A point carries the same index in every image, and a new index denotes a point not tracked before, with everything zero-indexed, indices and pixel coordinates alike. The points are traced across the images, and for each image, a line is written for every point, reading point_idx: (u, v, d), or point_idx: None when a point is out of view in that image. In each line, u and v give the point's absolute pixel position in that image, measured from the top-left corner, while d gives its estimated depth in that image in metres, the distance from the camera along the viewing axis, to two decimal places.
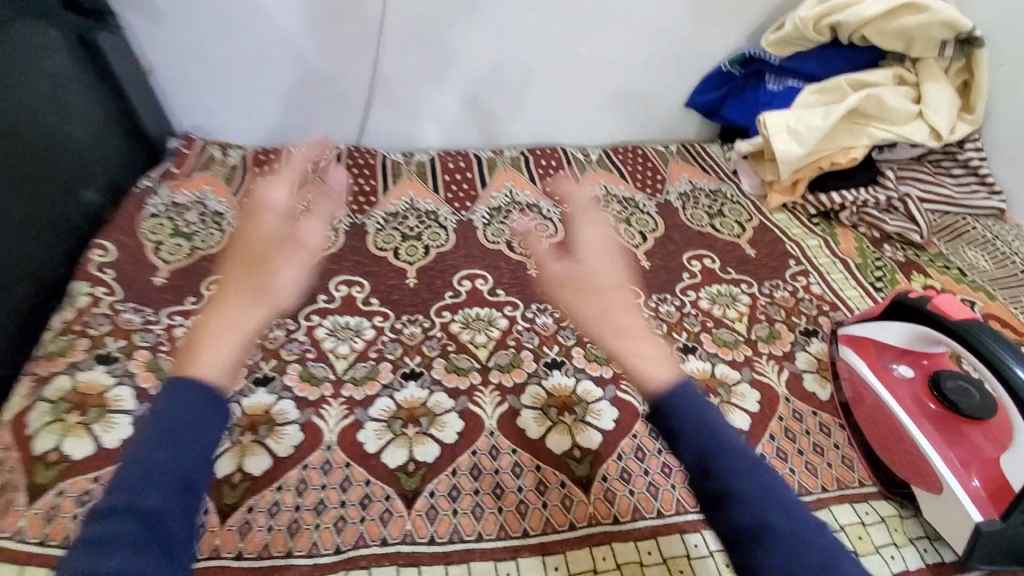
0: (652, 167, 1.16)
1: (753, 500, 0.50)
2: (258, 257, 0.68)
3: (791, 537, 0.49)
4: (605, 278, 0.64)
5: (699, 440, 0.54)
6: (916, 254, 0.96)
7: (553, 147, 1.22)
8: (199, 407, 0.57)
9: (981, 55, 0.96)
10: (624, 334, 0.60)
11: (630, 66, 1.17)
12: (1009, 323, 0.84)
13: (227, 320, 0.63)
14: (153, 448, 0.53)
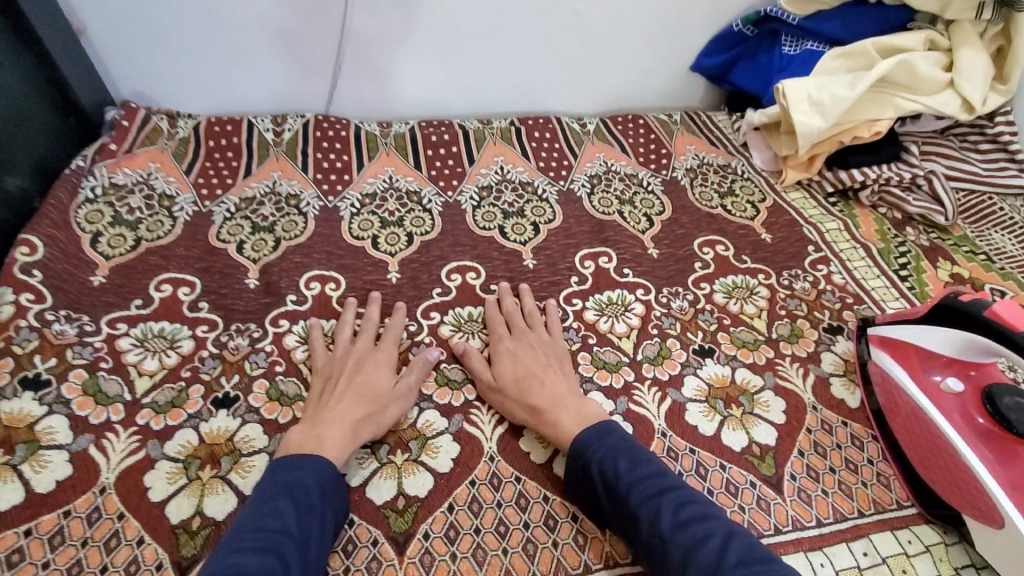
0: (656, 139, 1.06)
1: (648, 518, 0.49)
2: (364, 367, 0.63)
3: (687, 549, 0.46)
4: (516, 363, 0.64)
5: (598, 466, 0.53)
6: (940, 237, 0.89)
7: (546, 116, 1.10)
8: (327, 492, 0.51)
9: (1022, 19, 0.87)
10: (546, 414, 0.59)
11: (633, 26, 1.05)
12: None
13: (346, 420, 0.56)
14: (269, 522, 0.46)
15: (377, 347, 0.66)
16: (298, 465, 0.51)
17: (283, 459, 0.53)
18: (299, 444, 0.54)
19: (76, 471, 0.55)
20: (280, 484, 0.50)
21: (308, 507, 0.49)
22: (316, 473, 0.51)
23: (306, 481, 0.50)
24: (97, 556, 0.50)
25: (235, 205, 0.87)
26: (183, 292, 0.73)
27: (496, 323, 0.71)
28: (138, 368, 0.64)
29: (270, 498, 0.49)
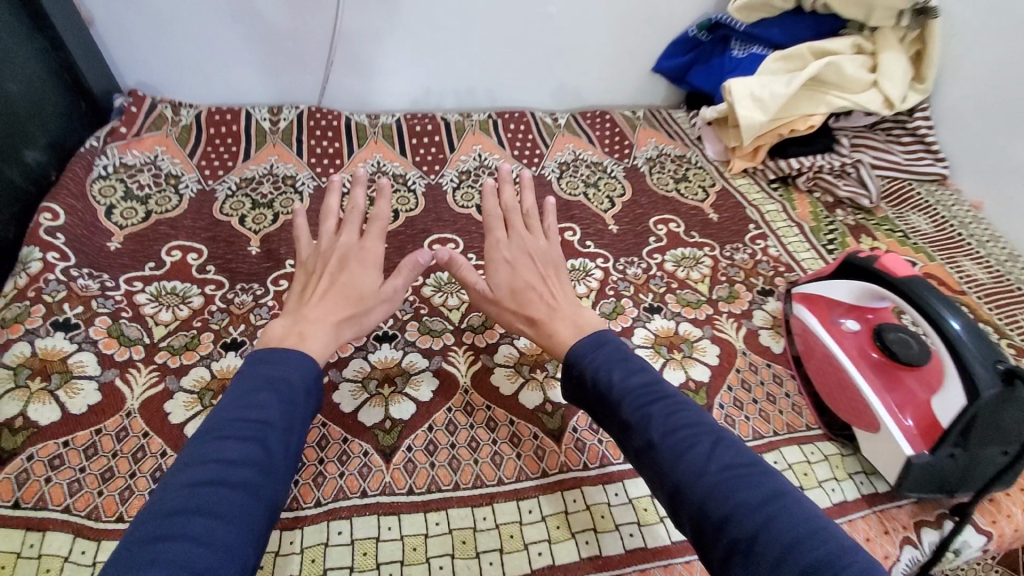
0: (620, 133, 1.17)
1: (645, 424, 0.56)
2: (349, 266, 0.70)
3: (674, 453, 0.53)
4: (512, 272, 0.73)
5: (602, 378, 0.60)
6: (865, 218, 1.02)
7: (521, 111, 1.21)
8: (307, 387, 0.57)
9: (935, 26, 1.00)
10: (543, 324, 0.68)
11: (600, 30, 1.17)
12: (945, 283, 0.89)
13: (328, 321, 0.64)
14: (254, 415, 0.52)
15: (361, 242, 0.72)
16: (281, 359, 0.57)
17: (265, 354, 0.57)
18: (283, 336, 0.61)
19: (105, 397, 0.63)
20: (263, 378, 0.55)
21: (291, 401, 0.54)
22: (298, 371, 0.57)
23: (289, 378, 0.56)
24: (127, 465, 0.59)
25: (236, 184, 0.96)
26: (192, 257, 0.82)
27: (496, 221, 0.78)
28: (155, 317, 0.72)
29: (254, 390, 0.54)
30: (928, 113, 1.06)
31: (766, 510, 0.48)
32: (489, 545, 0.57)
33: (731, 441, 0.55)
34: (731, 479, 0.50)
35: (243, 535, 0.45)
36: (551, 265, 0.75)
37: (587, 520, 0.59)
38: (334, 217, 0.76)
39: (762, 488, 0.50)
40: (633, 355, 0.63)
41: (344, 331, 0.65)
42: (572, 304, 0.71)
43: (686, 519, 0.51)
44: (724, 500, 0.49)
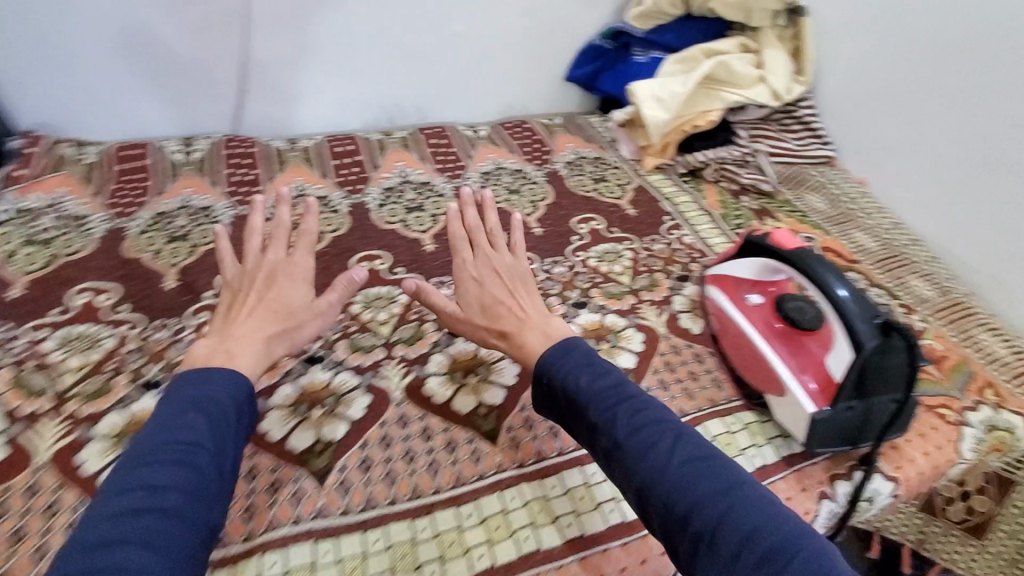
0: (540, 140, 1.22)
1: (612, 422, 0.58)
2: (278, 282, 0.69)
3: (639, 451, 0.55)
4: (474, 292, 0.73)
5: (567, 380, 0.62)
6: (767, 201, 1.09)
7: (442, 126, 1.23)
8: (236, 404, 0.57)
9: (807, 23, 1.11)
10: (513, 335, 0.69)
11: (511, 44, 1.22)
12: (841, 254, 0.97)
13: (258, 335, 0.64)
14: (180, 437, 0.51)
15: (289, 258, 0.71)
16: (210, 379, 0.57)
17: (195, 374, 0.57)
18: (208, 357, 0.61)
19: (9, 456, 0.60)
20: (189, 399, 0.55)
21: (220, 421, 0.55)
22: (227, 389, 0.57)
23: (218, 397, 0.56)
24: (37, 523, 0.55)
25: (149, 220, 0.92)
26: (103, 297, 0.78)
27: (461, 241, 0.77)
28: (64, 364, 0.69)
29: (180, 411, 0.54)
30: (812, 103, 1.16)
31: (725, 501, 0.50)
32: (429, 555, 0.57)
33: (693, 436, 0.57)
34: (691, 473, 0.52)
35: (173, 561, 0.45)
36: (523, 278, 0.74)
37: (526, 516, 0.61)
38: (260, 236, 0.73)
39: (721, 480, 0.52)
40: (597, 357, 0.65)
41: (275, 345, 0.65)
42: (540, 312, 0.72)
43: (654, 515, 0.53)
44: (685, 493, 0.51)
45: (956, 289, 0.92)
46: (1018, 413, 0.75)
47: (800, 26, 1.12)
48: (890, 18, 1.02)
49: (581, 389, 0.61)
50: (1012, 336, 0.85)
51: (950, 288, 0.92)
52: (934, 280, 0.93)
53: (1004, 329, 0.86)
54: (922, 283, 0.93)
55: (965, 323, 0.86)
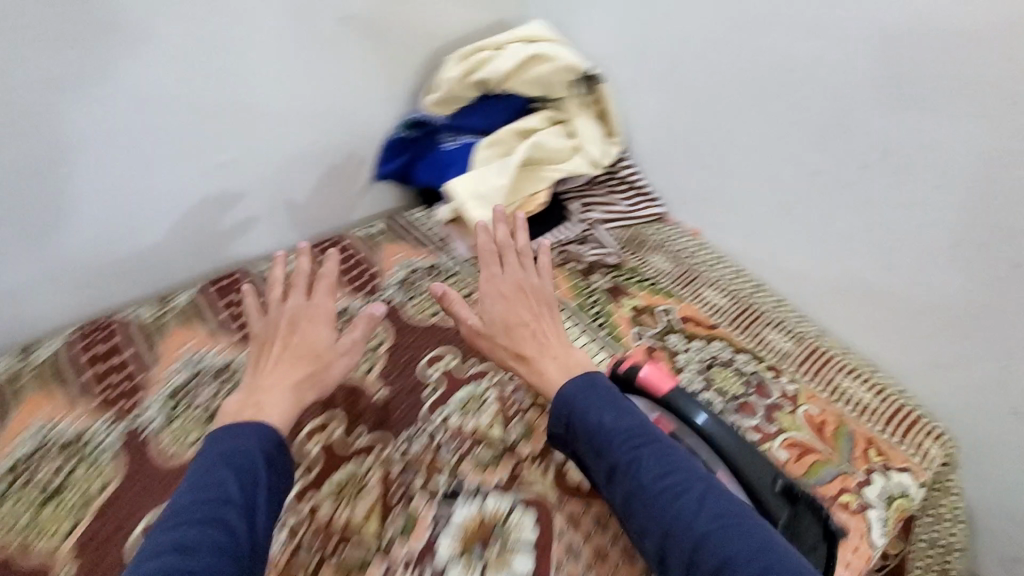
0: (362, 260, 1.04)
1: (628, 462, 0.66)
2: (301, 326, 0.78)
3: (669, 500, 0.63)
4: (497, 310, 0.81)
5: (584, 418, 0.70)
6: (617, 275, 1.03)
7: (237, 272, 1.00)
8: (265, 454, 0.66)
9: (605, 88, 1.06)
10: (534, 361, 0.78)
11: (299, 159, 1.03)
12: (700, 321, 0.95)
13: (287, 383, 0.73)
14: (214, 492, 0.60)
15: (310, 302, 0.80)
16: (240, 433, 0.66)
17: (228, 429, 0.67)
18: (241, 410, 0.70)
19: None
20: (221, 454, 0.64)
21: (249, 473, 0.63)
22: (257, 439, 0.66)
23: (246, 449, 0.65)
24: None
25: None
26: None
27: (490, 257, 0.85)
28: None
29: (212, 470, 0.63)
30: (631, 162, 1.12)
31: (757, 561, 0.58)
32: None
33: (719, 488, 0.65)
34: (720, 530, 0.60)
35: None
36: (546, 305, 0.83)
37: None
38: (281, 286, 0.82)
39: (755, 540, 0.60)
40: (618, 392, 0.73)
41: (306, 392, 0.74)
42: (560, 337, 0.80)
43: (676, 563, 0.61)
44: (720, 548, 0.59)
45: (808, 333, 0.93)
46: (904, 468, 0.75)
47: (599, 91, 1.07)
48: (680, 75, 1.00)
49: (608, 426, 0.69)
50: (868, 373, 0.87)
51: (801, 333, 0.93)
52: (786, 328, 0.93)
53: (860, 367, 0.88)
54: (776, 334, 0.93)
55: (826, 370, 0.87)
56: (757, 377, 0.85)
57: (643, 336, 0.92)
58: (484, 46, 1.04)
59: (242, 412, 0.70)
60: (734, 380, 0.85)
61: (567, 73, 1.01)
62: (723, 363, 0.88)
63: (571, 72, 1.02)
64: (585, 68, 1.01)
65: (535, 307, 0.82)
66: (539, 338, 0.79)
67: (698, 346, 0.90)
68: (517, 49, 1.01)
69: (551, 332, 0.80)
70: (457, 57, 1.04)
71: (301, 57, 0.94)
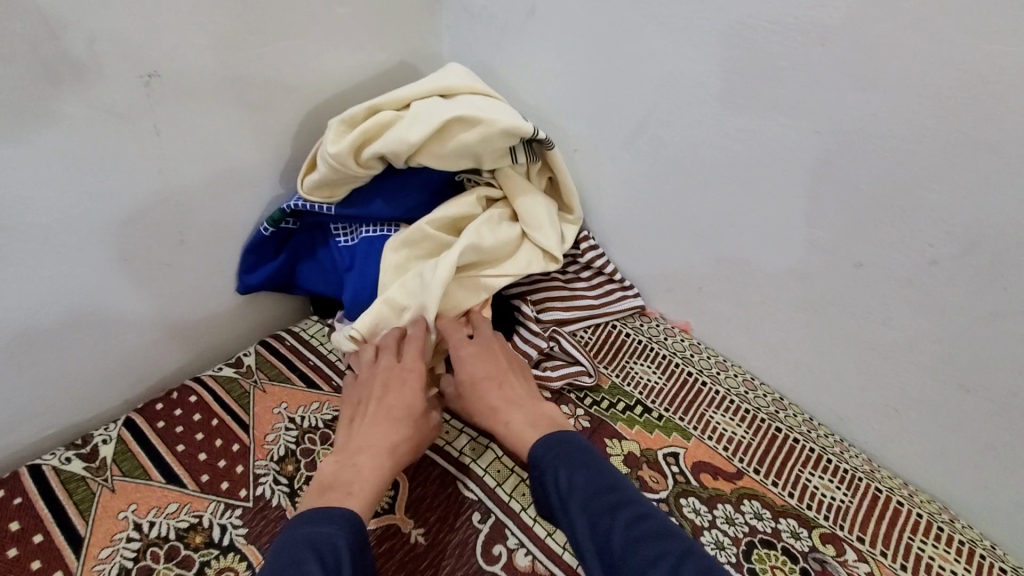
0: (224, 427, 0.72)
1: (599, 532, 0.52)
2: (391, 389, 0.66)
3: (643, 567, 0.48)
4: (469, 366, 0.68)
5: (553, 482, 0.57)
6: (594, 402, 0.76)
7: (17, 475, 0.66)
8: (354, 548, 0.51)
9: (555, 156, 0.78)
10: (501, 413, 0.65)
11: (118, 281, 0.70)
12: (718, 469, 0.69)
13: (380, 452, 0.60)
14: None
15: (402, 363, 0.68)
16: (326, 518, 0.52)
17: (320, 513, 0.53)
18: (336, 475, 0.58)
19: None
20: (307, 540, 0.50)
21: (335, 564, 0.48)
22: (344, 530, 0.52)
23: (332, 538, 0.50)
24: None
25: None
26: None
27: (453, 327, 0.71)
28: None
29: (291, 548, 0.49)
30: (593, 241, 0.87)
31: None
32: None
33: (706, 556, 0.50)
34: None
35: None
36: (520, 363, 0.72)
37: None
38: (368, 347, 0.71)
39: None
40: (596, 453, 0.59)
41: (402, 459, 0.61)
42: (531, 393, 0.68)
43: None
44: None
45: (856, 470, 0.69)
46: None
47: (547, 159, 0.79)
48: (653, 132, 0.73)
49: (567, 484, 0.55)
50: (946, 528, 0.65)
51: (850, 474, 0.69)
52: (829, 467, 0.69)
53: (934, 517, 0.66)
54: (821, 480, 0.68)
55: (896, 531, 0.64)
56: (817, 561, 0.61)
57: None
58: (379, 105, 0.73)
59: (324, 494, 0.57)
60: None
61: (504, 142, 0.73)
62: (765, 540, 0.62)
63: (509, 138, 0.72)
64: (529, 132, 0.72)
65: (510, 362, 0.71)
66: (507, 392, 0.67)
67: (726, 516, 0.64)
68: (431, 109, 0.71)
69: (526, 392, 0.68)
70: (340, 123, 0.72)
71: (81, 146, 0.60)
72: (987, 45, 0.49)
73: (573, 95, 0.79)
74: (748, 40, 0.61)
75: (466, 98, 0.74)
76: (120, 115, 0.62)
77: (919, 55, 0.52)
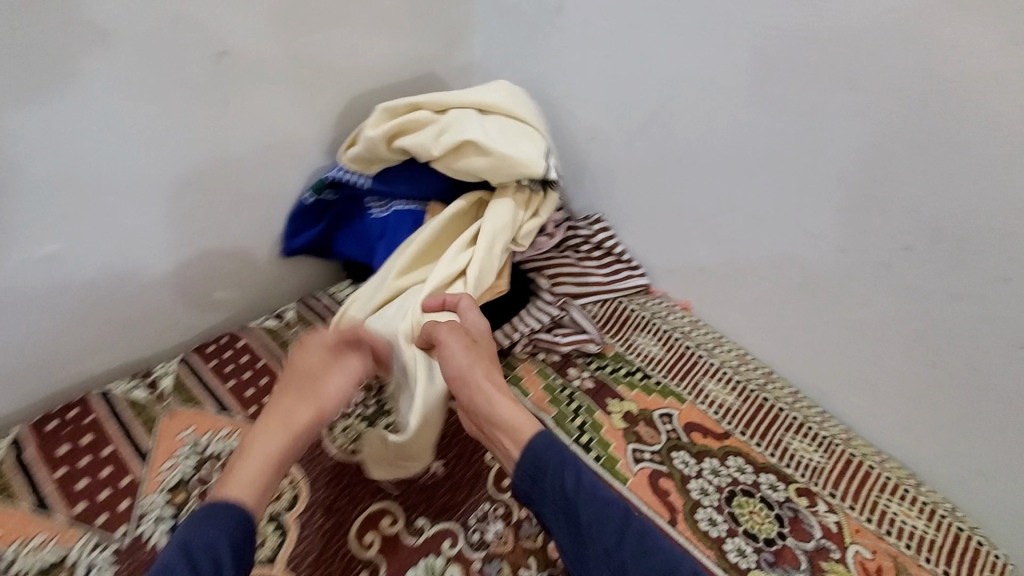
0: (268, 369, 0.81)
1: (605, 534, 0.57)
2: (303, 355, 0.69)
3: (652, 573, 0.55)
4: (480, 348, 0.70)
5: (557, 479, 0.60)
6: (600, 368, 0.84)
7: (89, 397, 0.75)
8: (232, 541, 0.54)
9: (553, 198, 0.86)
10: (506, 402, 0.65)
11: (183, 238, 0.80)
12: (708, 429, 0.77)
13: (269, 432, 0.63)
14: None
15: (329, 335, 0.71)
16: (208, 520, 0.55)
17: (205, 510, 0.56)
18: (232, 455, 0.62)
19: None
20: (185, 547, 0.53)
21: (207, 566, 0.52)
22: (222, 530, 0.54)
23: (204, 537, 0.53)
24: None
25: None
26: None
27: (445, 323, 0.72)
28: None
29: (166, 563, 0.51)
30: (605, 224, 0.95)
31: None
32: None
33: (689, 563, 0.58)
34: None
35: None
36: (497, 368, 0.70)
37: None
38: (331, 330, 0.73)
39: None
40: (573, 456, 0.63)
41: (295, 435, 0.63)
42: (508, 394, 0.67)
43: None
44: None
45: (835, 438, 0.76)
46: None
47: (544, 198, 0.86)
48: (663, 125, 0.81)
49: (573, 488, 0.59)
50: (911, 490, 0.72)
51: (829, 440, 0.76)
52: (810, 433, 0.76)
53: (902, 480, 0.73)
54: (801, 443, 0.75)
55: (865, 490, 0.71)
56: (790, 510, 0.69)
57: (643, 457, 0.73)
58: (421, 104, 0.82)
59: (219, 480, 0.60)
60: (764, 519, 0.68)
61: (512, 175, 0.80)
62: (745, 490, 0.70)
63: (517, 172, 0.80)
64: (537, 172, 0.80)
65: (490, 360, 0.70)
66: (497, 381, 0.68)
67: (712, 468, 0.72)
68: (461, 125, 0.80)
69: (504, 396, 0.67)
70: (383, 110, 0.81)
71: (160, 115, 0.70)
72: (955, 56, 0.56)
73: (592, 89, 0.87)
74: (753, 43, 0.69)
75: (497, 121, 0.82)
76: (194, 89, 0.71)
77: (898, 61, 0.59)
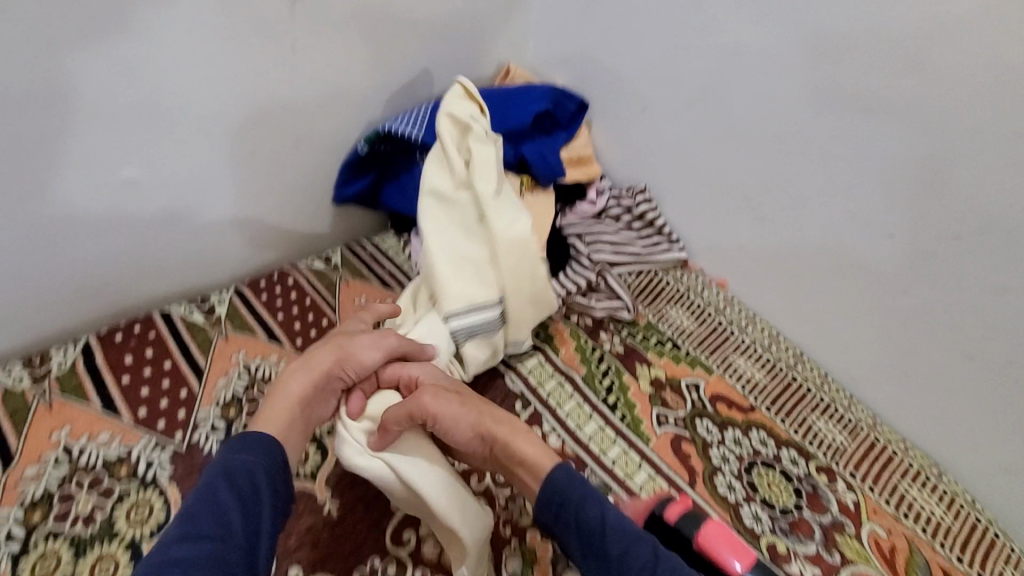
0: (314, 306, 0.86)
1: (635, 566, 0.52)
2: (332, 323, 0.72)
3: None
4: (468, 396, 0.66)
5: (575, 508, 0.57)
6: (630, 335, 0.85)
7: (150, 316, 0.81)
8: (270, 474, 0.56)
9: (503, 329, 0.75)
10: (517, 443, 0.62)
11: (245, 177, 0.84)
12: (733, 402, 0.78)
13: (296, 375, 0.64)
14: (213, 522, 0.51)
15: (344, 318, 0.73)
16: (245, 446, 0.57)
17: (240, 438, 0.58)
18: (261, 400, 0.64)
19: None
20: (221, 471, 0.55)
21: (252, 499, 0.53)
22: (259, 462, 0.56)
23: (248, 468, 0.55)
24: None
25: None
26: None
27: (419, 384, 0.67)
28: None
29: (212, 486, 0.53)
30: (648, 195, 0.96)
31: None
32: None
33: None
34: None
35: None
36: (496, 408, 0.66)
37: None
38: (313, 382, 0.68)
39: None
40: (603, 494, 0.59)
41: (321, 376, 0.65)
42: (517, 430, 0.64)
43: None
44: None
45: (860, 422, 0.77)
46: None
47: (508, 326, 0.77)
48: (717, 101, 0.81)
49: (598, 519, 0.55)
50: (932, 478, 0.73)
51: (854, 423, 0.77)
52: (835, 415, 0.77)
53: (924, 469, 0.74)
54: (826, 424, 0.76)
55: (886, 474, 0.72)
56: (810, 485, 0.71)
57: (667, 422, 0.75)
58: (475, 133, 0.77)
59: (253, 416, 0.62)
60: (784, 491, 0.70)
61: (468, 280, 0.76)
62: (766, 462, 0.72)
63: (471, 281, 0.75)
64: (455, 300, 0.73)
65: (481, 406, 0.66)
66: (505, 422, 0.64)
67: (734, 439, 0.74)
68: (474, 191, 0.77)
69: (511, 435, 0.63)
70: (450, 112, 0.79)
71: (238, 57, 0.74)
72: None
73: (649, 60, 0.87)
74: (823, 20, 0.68)
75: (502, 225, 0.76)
76: (271, 34, 0.75)
77: (976, 45, 0.60)
